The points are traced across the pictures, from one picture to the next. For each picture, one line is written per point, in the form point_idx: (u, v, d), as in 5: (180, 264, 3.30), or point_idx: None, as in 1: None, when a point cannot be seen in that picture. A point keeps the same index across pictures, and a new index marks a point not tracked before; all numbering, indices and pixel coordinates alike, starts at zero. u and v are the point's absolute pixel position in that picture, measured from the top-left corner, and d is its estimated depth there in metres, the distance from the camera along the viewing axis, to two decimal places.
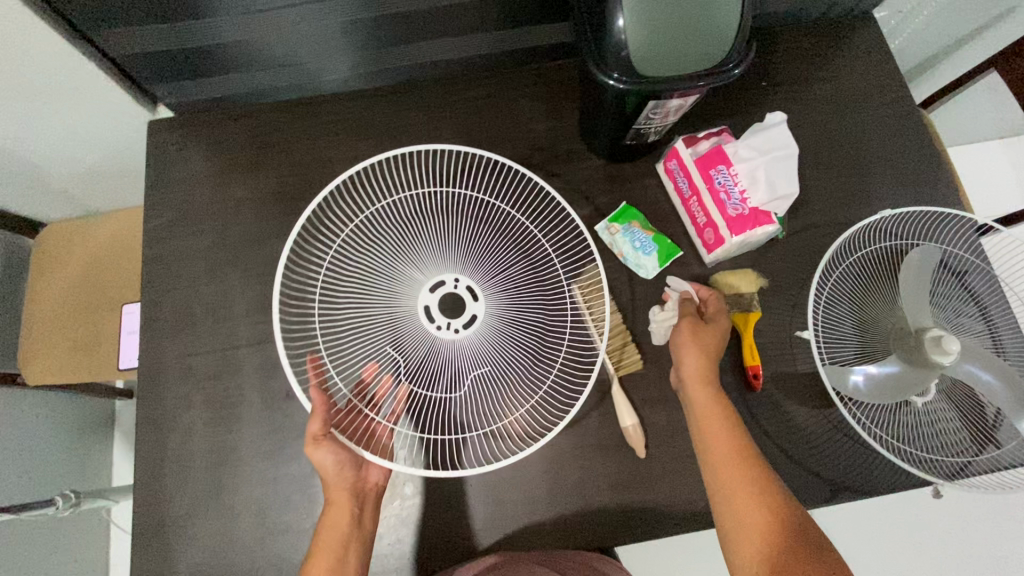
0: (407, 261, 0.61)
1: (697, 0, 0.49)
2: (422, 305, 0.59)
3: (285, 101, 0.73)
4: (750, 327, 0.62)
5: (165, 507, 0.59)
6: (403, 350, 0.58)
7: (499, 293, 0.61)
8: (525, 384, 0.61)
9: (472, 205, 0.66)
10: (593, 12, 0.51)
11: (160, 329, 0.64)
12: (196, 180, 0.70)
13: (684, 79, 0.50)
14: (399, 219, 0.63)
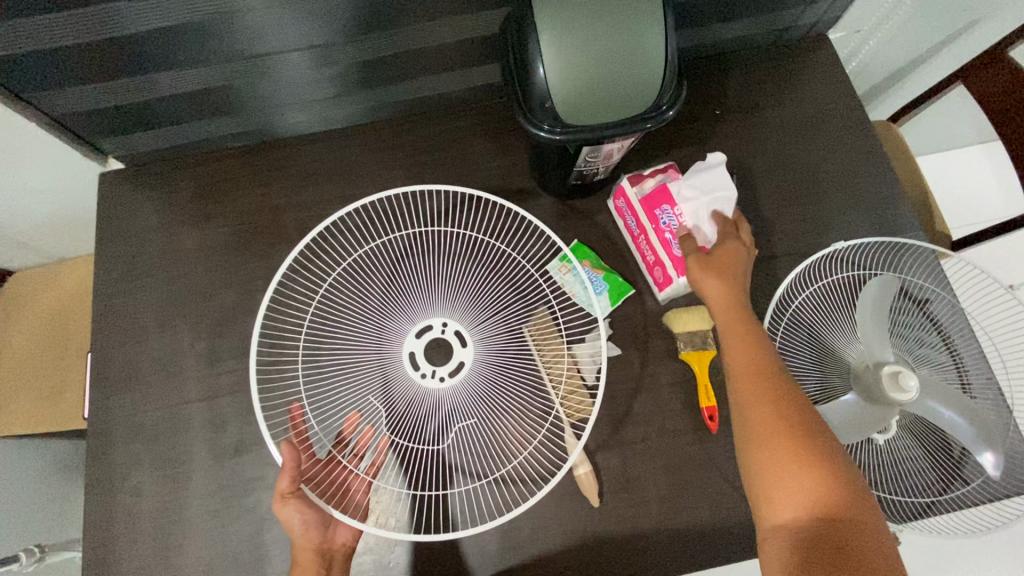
0: (397, 307, 0.61)
1: (623, 45, 0.47)
2: (408, 352, 0.58)
3: (234, 148, 0.72)
4: (705, 366, 0.61)
5: (114, 570, 0.58)
6: (387, 400, 0.57)
7: (490, 338, 0.59)
8: (519, 435, 0.59)
9: (463, 246, 0.65)
10: (519, 59, 0.50)
11: (109, 387, 0.63)
12: (146, 232, 0.70)
13: (618, 125, 0.50)
14: (390, 263, 0.64)
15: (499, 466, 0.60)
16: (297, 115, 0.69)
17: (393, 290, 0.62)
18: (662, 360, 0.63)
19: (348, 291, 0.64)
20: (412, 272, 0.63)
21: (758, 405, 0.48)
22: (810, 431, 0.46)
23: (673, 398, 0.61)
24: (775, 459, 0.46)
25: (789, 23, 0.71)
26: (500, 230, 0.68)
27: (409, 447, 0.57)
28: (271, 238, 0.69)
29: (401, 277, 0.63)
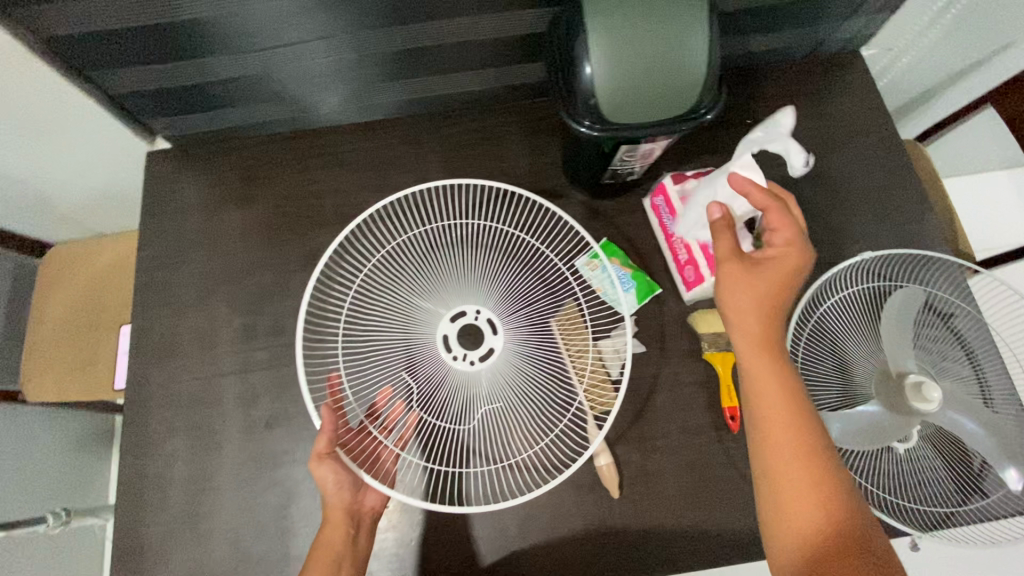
0: (434, 291, 0.63)
1: (669, 49, 0.49)
2: (440, 335, 0.60)
3: (278, 134, 0.75)
4: (728, 366, 0.62)
5: (143, 532, 0.60)
6: (418, 379, 0.60)
7: (521, 328, 0.61)
8: (541, 423, 0.61)
9: (501, 237, 0.67)
10: (567, 54, 0.52)
11: (147, 356, 0.66)
12: (189, 210, 0.72)
13: (653, 126, 0.52)
14: (428, 247, 0.66)
15: (518, 452, 0.61)
16: (339, 103, 0.72)
17: (429, 272, 0.64)
18: (685, 359, 0.64)
19: (384, 269, 0.66)
20: (448, 256, 0.64)
21: (783, 446, 0.48)
22: (831, 474, 0.47)
23: (695, 397, 0.62)
24: (790, 500, 0.47)
25: (824, 38, 0.72)
26: (536, 226, 0.69)
27: (435, 425, 0.60)
28: (310, 222, 0.71)
29: (436, 261, 0.64)
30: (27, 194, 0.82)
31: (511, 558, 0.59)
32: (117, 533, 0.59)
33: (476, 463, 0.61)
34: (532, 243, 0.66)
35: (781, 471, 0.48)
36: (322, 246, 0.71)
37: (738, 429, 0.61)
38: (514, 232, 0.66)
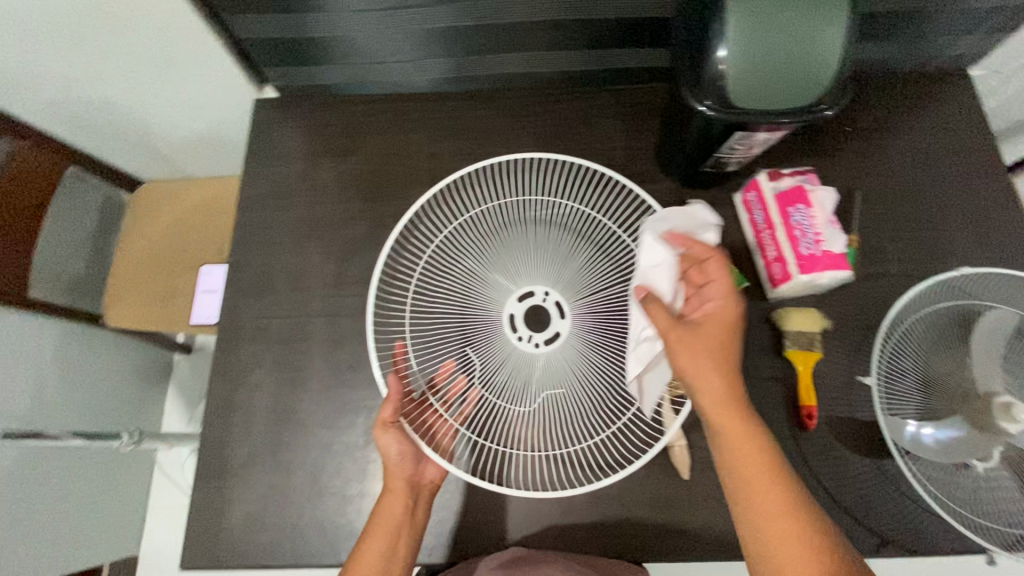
0: (503, 270, 0.64)
1: (800, 40, 0.49)
2: (508, 314, 0.62)
3: (380, 95, 0.77)
4: (809, 365, 0.62)
5: (226, 453, 0.62)
6: (482, 356, 0.61)
7: (587, 314, 0.62)
8: (602, 412, 0.61)
9: (578, 219, 0.66)
10: (693, 35, 0.52)
11: (242, 290, 0.69)
12: (291, 158, 0.75)
13: (771, 114, 0.52)
14: (501, 225, 0.66)
15: (579, 439, 0.61)
16: (442, 68, 0.74)
17: (498, 252, 0.65)
18: (765, 355, 0.64)
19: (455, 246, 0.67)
20: (519, 238, 0.65)
21: (760, 507, 0.47)
22: (812, 538, 0.45)
23: (773, 393, 0.62)
24: (778, 565, 0.45)
25: (937, 52, 0.71)
26: (612, 213, 0.68)
27: (495, 404, 0.60)
28: (404, 181, 0.73)
29: (505, 241, 0.65)
30: (134, 125, 0.88)
31: None
32: (203, 450, 0.63)
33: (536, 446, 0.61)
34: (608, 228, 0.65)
35: (759, 532, 0.47)
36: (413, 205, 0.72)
37: (815, 429, 0.61)
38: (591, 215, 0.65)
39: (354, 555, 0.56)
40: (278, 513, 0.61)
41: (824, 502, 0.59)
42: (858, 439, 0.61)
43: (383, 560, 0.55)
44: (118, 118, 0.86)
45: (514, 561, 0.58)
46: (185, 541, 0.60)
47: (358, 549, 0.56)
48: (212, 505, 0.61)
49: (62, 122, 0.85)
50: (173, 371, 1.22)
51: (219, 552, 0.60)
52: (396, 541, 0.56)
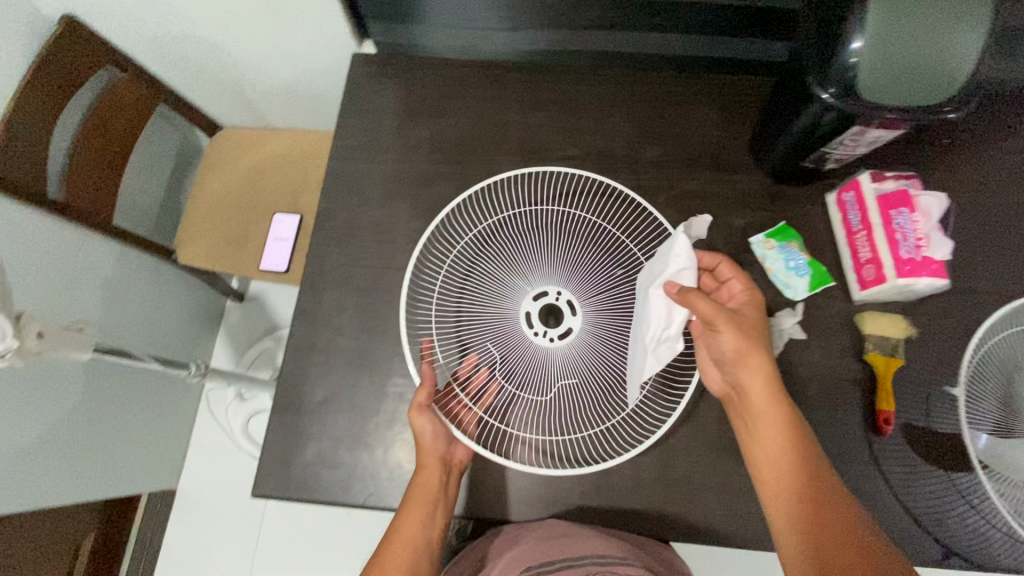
0: (514, 268, 0.64)
1: (935, 40, 0.50)
2: (524, 313, 0.63)
3: (478, 61, 0.77)
4: (890, 371, 0.61)
5: (304, 391, 0.64)
6: (502, 351, 0.62)
7: (600, 312, 0.63)
8: (612, 399, 0.61)
9: (589, 224, 0.67)
10: (828, 19, 0.52)
11: (329, 237, 0.70)
12: (384, 112, 0.75)
13: (893, 109, 0.51)
14: (513, 228, 0.67)
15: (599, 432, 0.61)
16: (545, 40, 0.74)
17: (509, 251, 0.65)
18: (845, 356, 0.63)
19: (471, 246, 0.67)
20: (530, 239, 0.66)
21: (779, 465, 0.53)
22: (829, 493, 0.51)
23: (849, 394, 0.62)
24: (796, 518, 0.51)
25: None
26: (621, 215, 0.68)
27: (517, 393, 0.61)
28: (495, 147, 0.73)
29: (519, 242, 0.66)
30: (228, 69, 0.90)
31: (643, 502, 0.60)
32: (282, 386, 0.64)
33: (553, 431, 0.61)
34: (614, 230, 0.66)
35: (775, 481, 0.54)
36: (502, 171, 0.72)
37: (891, 435, 0.60)
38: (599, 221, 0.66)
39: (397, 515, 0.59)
40: (350, 454, 0.62)
41: (894, 508, 0.59)
42: (935, 450, 0.60)
43: (422, 525, 0.58)
44: (213, 60, 0.88)
45: (560, 535, 0.56)
46: (259, 470, 0.62)
47: (401, 510, 0.59)
48: (287, 439, 0.62)
49: (162, 59, 0.88)
50: (225, 316, 1.25)
51: (290, 485, 0.61)
52: (432, 510, 0.59)
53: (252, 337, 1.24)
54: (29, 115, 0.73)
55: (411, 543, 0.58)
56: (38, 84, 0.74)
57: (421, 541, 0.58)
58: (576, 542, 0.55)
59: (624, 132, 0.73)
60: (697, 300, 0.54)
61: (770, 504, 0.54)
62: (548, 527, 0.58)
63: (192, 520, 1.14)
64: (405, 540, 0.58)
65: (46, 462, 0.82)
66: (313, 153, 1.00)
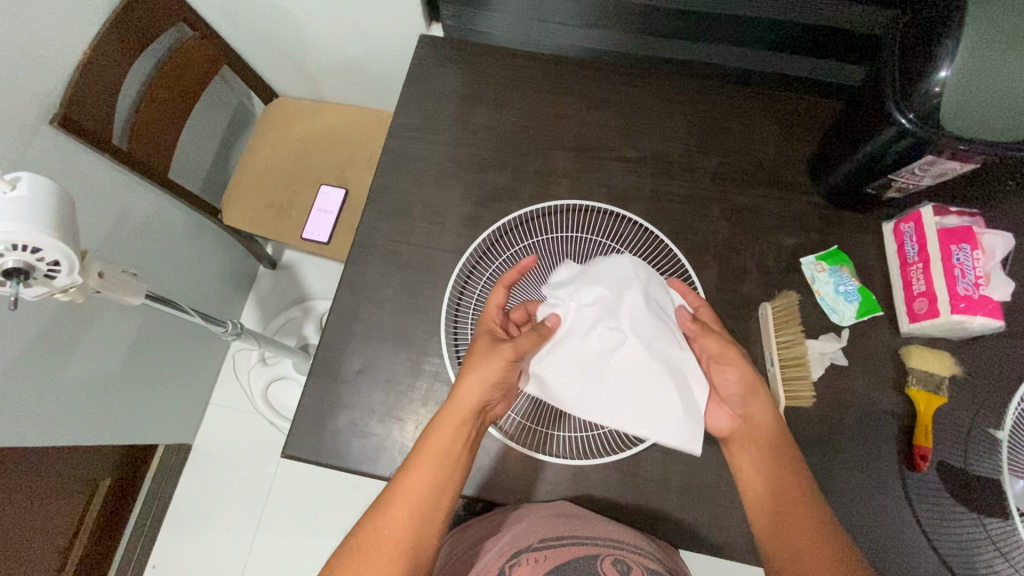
0: (539, 280, 0.66)
1: None
2: None
3: (544, 52, 0.77)
4: (932, 408, 0.60)
5: (343, 360, 0.65)
6: None
7: None
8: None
9: (610, 249, 0.67)
10: (922, 37, 0.51)
11: (381, 211, 0.71)
12: (445, 95, 0.75)
13: (969, 141, 0.50)
14: (541, 245, 0.68)
15: (605, 433, 0.62)
16: (611, 40, 0.75)
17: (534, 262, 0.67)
18: (885, 386, 0.63)
19: (502, 253, 0.68)
20: (554, 252, 0.67)
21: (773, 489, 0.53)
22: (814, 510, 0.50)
23: (886, 425, 0.61)
24: (794, 541, 0.49)
25: None
26: (646, 238, 0.68)
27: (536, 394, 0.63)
28: (553, 139, 0.73)
29: (545, 253, 0.67)
30: (294, 37, 0.92)
31: (667, 508, 0.60)
32: (322, 351, 0.65)
33: (567, 429, 0.62)
34: (633, 257, 0.67)
35: (772, 505, 0.52)
36: (557, 164, 0.72)
37: (926, 472, 0.59)
38: (615, 248, 0.67)
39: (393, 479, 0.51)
40: (381, 426, 0.63)
41: (925, 546, 0.57)
42: (971, 493, 0.58)
43: (424, 491, 0.50)
44: (281, 26, 0.90)
45: (568, 515, 0.55)
46: (291, 432, 0.62)
47: (398, 472, 0.51)
48: (321, 403, 0.63)
49: (233, 19, 0.90)
50: (257, 280, 1.27)
51: (320, 449, 0.62)
52: (435, 476, 0.51)
53: (280, 304, 1.26)
54: (108, 59, 0.75)
55: (407, 513, 0.49)
56: (120, 31, 0.76)
57: (420, 513, 0.49)
58: (584, 525, 0.53)
59: (682, 139, 0.72)
60: (704, 332, 0.57)
61: (768, 532, 0.51)
62: (559, 506, 0.57)
63: (205, 475, 1.16)
64: (399, 509, 0.49)
65: (80, 400, 0.84)
66: (366, 131, 1.03)
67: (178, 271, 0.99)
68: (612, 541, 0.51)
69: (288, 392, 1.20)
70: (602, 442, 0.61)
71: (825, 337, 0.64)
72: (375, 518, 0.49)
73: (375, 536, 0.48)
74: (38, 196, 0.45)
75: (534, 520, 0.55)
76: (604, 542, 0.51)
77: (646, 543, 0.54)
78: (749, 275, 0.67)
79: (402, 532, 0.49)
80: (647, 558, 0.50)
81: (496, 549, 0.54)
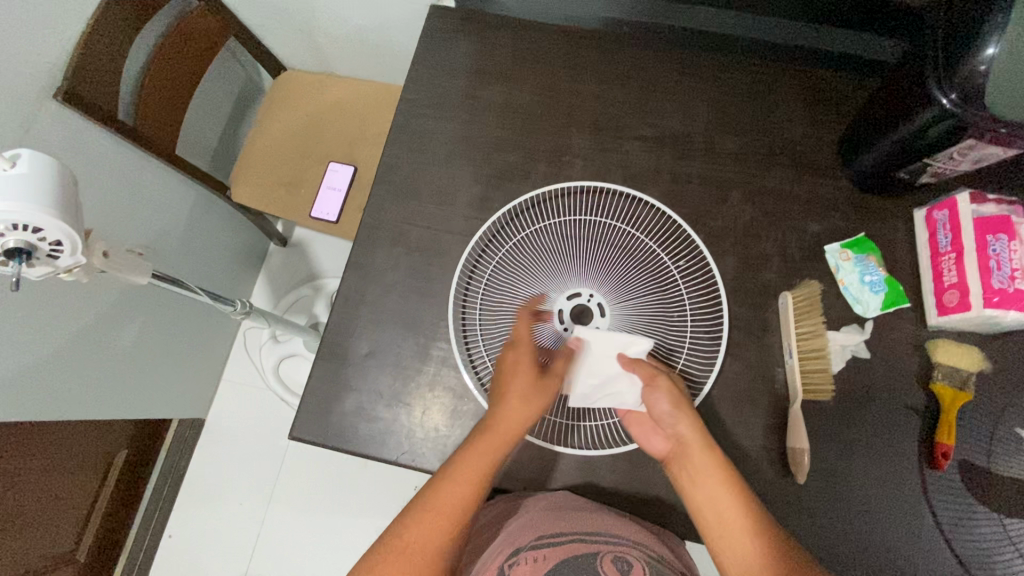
0: (549, 264, 0.64)
1: None
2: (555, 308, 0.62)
3: (559, 26, 0.73)
4: (956, 405, 0.57)
5: (351, 343, 0.64)
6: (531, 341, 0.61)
7: (628, 316, 0.61)
8: None
9: (623, 232, 0.64)
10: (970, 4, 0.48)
11: (389, 192, 0.69)
12: (457, 70, 0.72)
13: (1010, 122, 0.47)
14: (551, 229, 0.65)
15: (613, 421, 0.60)
16: (633, 10, 0.70)
17: (544, 245, 0.65)
18: (908, 382, 0.60)
19: (511, 233, 0.66)
20: (567, 234, 0.65)
21: (702, 498, 0.52)
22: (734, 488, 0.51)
23: (907, 421, 0.59)
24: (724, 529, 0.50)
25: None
26: (661, 220, 0.65)
27: None
28: (567, 117, 0.70)
29: (556, 238, 0.65)
30: (302, 8, 0.89)
31: (676, 500, 0.59)
32: (329, 334, 0.64)
33: (575, 418, 0.61)
34: (646, 241, 0.64)
35: (709, 514, 0.51)
36: (572, 145, 0.69)
37: (945, 471, 0.57)
38: (627, 230, 0.64)
39: (435, 484, 0.52)
40: (387, 410, 0.62)
41: (941, 545, 0.56)
42: (992, 493, 0.57)
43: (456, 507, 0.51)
44: None
45: (562, 509, 0.54)
46: (298, 414, 0.62)
47: (442, 477, 0.52)
48: (327, 386, 0.63)
49: None
50: (268, 257, 1.27)
51: (326, 432, 0.62)
52: (475, 485, 0.52)
53: (292, 282, 1.26)
54: (109, 30, 0.73)
55: (448, 522, 0.50)
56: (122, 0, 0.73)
57: (458, 521, 0.50)
58: (581, 517, 0.52)
59: (704, 117, 0.69)
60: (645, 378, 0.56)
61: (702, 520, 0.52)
62: (558, 498, 0.56)
63: (216, 450, 1.18)
64: (440, 515, 0.50)
65: (92, 375, 0.85)
66: (375, 107, 1.00)
67: (185, 248, 0.99)
68: (612, 538, 0.50)
69: (298, 370, 1.21)
70: (610, 430, 0.60)
71: (846, 328, 0.62)
72: (416, 521, 0.50)
73: (418, 534, 0.49)
74: (37, 174, 0.44)
75: (531, 516, 0.54)
76: (604, 539, 0.50)
77: (649, 538, 0.53)
78: (770, 263, 0.65)
79: (442, 537, 0.49)
80: (647, 557, 0.49)
81: (495, 550, 0.52)
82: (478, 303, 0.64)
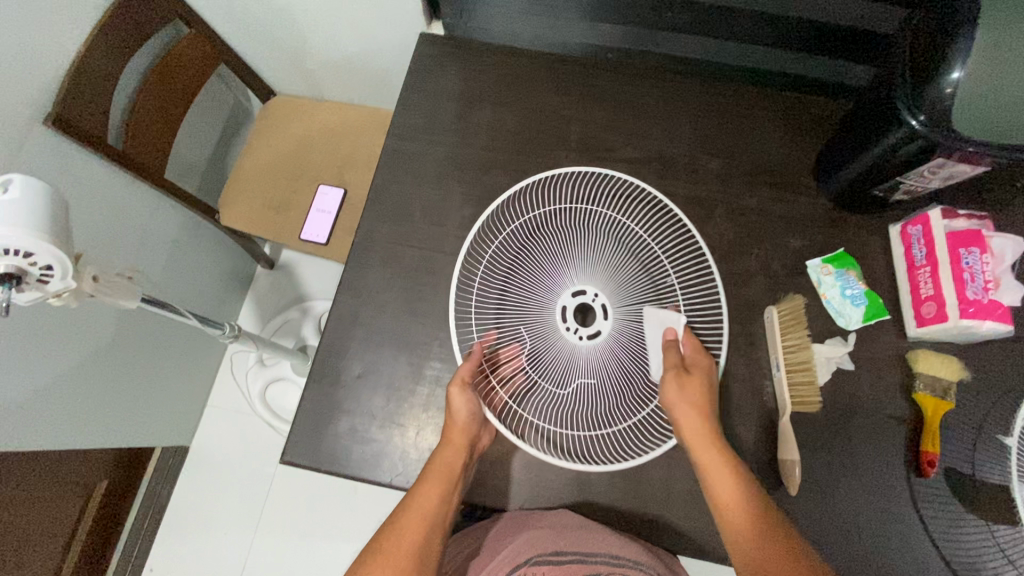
0: (550, 263, 0.64)
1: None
2: (560, 304, 0.62)
3: (546, 51, 0.75)
4: (939, 414, 0.59)
5: (344, 364, 0.64)
6: (532, 344, 0.61)
7: (629, 319, 0.62)
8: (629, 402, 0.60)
9: (618, 240, 0.65)
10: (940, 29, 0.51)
11: (381, 213, 0.69)
12: (447, 94, 0.74)
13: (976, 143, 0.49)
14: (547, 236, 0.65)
15: (608, 431, 0.59)
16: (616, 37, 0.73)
17: (543, 248, 0.64)
18: (892, 391, 0.62)
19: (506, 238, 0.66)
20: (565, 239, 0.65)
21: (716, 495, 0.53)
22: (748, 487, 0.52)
23: (892, 431, 0.61)
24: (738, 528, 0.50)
25: None
26: (651, 231, 0.66)
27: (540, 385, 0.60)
28: (556, 139, 0.72)
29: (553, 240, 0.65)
30: (294, 35, 0.91)
31: (672, 515, 0.59)
32: (322, 355, 0.64)
33: (571, 427, 0.60)
34: (641, 247, 0.65)
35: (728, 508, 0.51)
36: (560, 165, 0.71)
37: (931, 479, 0.59)
38: (622, 232, 0.65)
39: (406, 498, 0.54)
40: (381, 431, 0.62)
41: (930, 552, 0.57)
42: (978, 499, 0.58)
43: (436, 507, 0.54)
44: (282, 24, 0.89)
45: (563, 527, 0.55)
46: (290, 437, 0.61)
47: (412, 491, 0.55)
48: (320, 407, 0.62)
49: (232, 16, 0.89)
50: (254, 279, 1.26)
51: (319, 455, 0.61)
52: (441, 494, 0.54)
53: (279, 305, 1.25)
54: (100, 56, 0.73)
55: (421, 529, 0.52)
56: (115, 27, 0.74)
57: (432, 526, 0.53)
58: (582, 537, 0.53)
59: (688, 136, 0.71)
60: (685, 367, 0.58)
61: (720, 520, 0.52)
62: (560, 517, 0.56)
63: (201, 477, 1.15)
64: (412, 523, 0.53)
65: (75, 401, 0.83)
66: (365, 130, 1.02)
67: (173, 271, 0.98)
68: (613, 558, 0.52)
69: (286, 395, 1.19)
70: (605, 440, 0.59)
71: (830, 340, 0.63)
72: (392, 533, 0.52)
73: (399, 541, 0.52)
74: (31, 199, 0.44)
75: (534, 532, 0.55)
76: (603, 560, 0.52)
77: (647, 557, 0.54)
78: (755, 278, 0.66)
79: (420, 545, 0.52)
80: None
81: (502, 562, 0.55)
82: (478, 306, 0.64)
